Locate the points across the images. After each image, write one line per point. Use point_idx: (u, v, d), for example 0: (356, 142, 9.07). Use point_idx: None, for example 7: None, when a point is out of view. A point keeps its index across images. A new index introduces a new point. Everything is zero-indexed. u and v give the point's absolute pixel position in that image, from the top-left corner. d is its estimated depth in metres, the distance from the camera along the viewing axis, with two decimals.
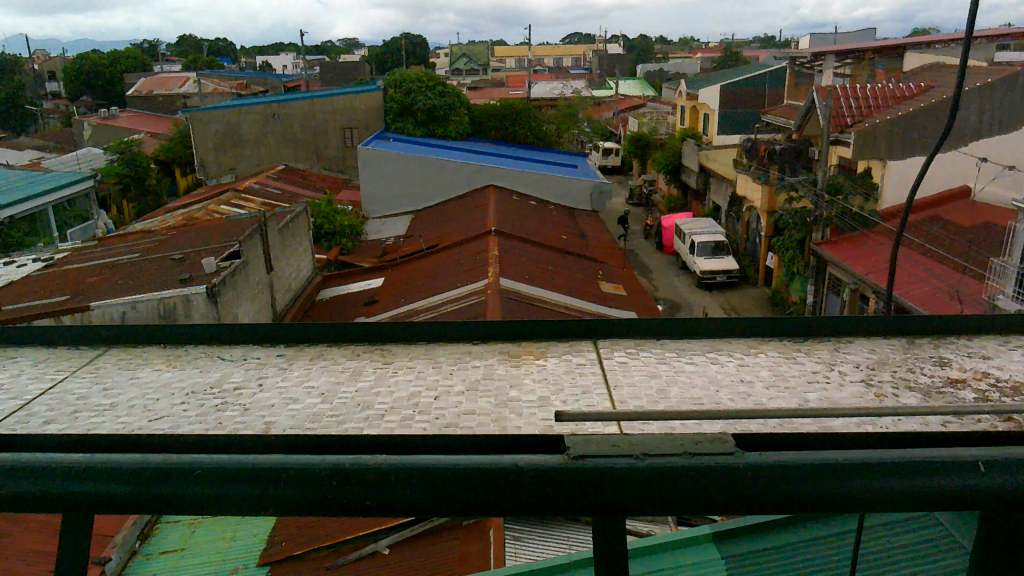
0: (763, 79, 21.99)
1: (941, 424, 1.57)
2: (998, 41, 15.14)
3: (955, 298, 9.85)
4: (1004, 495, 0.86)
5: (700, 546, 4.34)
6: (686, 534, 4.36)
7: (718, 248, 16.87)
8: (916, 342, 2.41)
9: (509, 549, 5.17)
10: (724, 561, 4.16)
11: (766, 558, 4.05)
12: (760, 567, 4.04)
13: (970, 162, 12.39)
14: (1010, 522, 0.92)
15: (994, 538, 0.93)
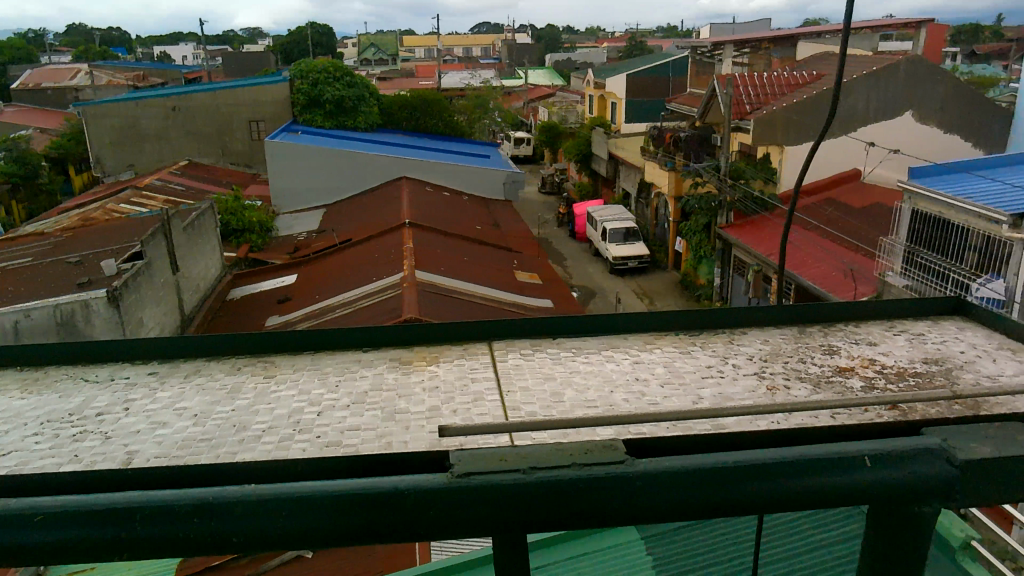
0: (667, 68, 22.39)
1: (832, 416, 1.60)
2: (882, 30, 15.97)
3: (849, 276, 10.30)
4: (898, 489, 0.84)
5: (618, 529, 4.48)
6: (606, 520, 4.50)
7: (630, 235, 17.14)
8: (807, 331, 2.48)
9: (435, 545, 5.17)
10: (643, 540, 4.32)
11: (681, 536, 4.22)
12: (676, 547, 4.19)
13: (859, 146, 13.17)
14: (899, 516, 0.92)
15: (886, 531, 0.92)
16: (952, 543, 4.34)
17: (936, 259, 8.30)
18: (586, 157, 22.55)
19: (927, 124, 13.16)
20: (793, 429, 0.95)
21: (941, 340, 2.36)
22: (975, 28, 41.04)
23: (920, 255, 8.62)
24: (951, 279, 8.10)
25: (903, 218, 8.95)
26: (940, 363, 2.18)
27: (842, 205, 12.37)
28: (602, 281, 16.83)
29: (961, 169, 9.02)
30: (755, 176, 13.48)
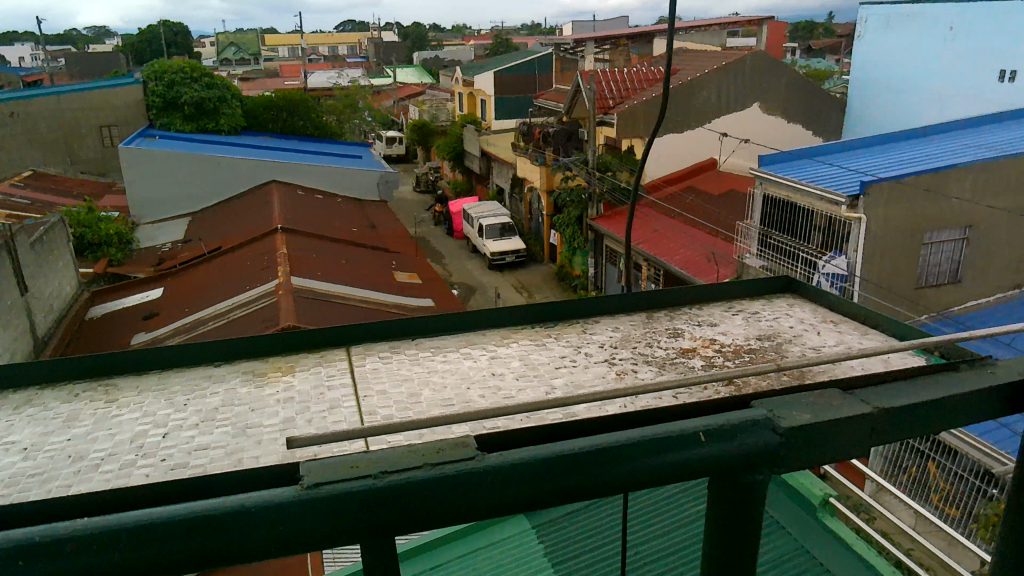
0: (533, 65, 22.79)
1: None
2: (729, 28, 16.93)
3: (712, 259, 10.85)
4: (729, 460, 0.90)
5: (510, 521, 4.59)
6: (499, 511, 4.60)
7: (506, 230, 17.34)
8: (655, 315, 2.61)
9: (327, 553, 5.11)
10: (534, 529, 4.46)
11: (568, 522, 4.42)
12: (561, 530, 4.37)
13: (714, 137, 13.94)
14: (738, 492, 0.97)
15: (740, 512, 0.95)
16: (812, 501, 4.66)
17: (786, 240, 8.90)
18: (459, 154, 22.58)
19: (773, 115, 14.15)
20: (639, 411, 0.99)
21: (773, 317, 2.57)
22: (810, 25, 44.38)
23: (773, 237, 9.22)
24: (801, 258, 8.69)
25: (756, 203, 9.46)
26: (771, 338, 2.37)
27: (701, 193, 13.02)
28: (480, 277, 16.93)
29: (804, 156, 9.66)
30: (620, 168, 13.83)
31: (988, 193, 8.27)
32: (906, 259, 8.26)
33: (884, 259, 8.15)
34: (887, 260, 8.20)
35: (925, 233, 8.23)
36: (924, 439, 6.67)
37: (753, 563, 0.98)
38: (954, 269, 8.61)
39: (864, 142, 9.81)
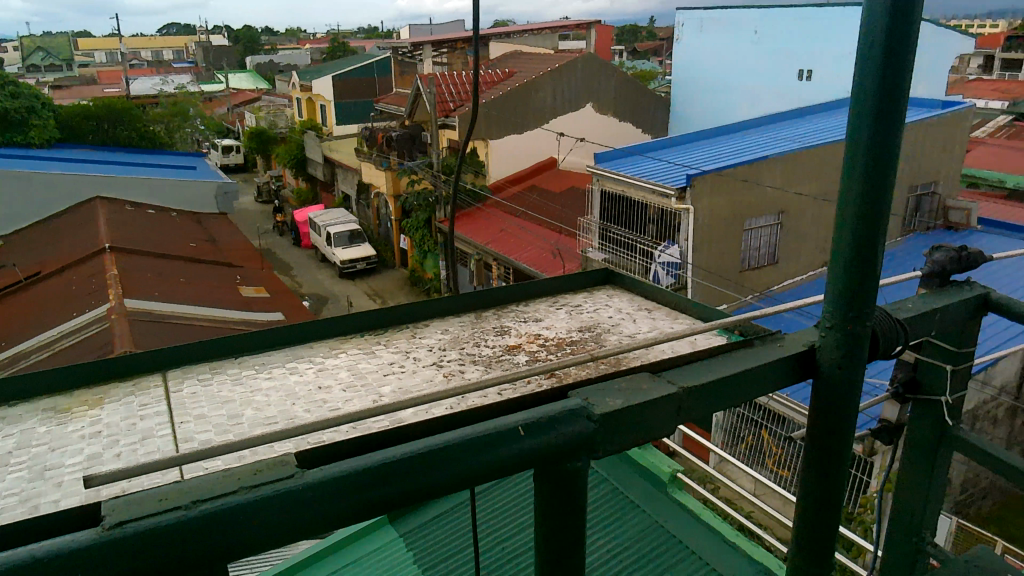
0: (372, 69, 22.48)
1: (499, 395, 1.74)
2: (561, 30, 17.49)
3: (558, 255, 11.21)
4: (537, 453, 0.98)
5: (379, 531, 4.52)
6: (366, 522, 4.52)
7: (354, 237, 17.00)
8: (483, 315, 2.67)
9: None
10: (402, 537, 4.41)
11: (436, 527, 4.40)
12: (430, 535, 4.35)
13: (552, 137, 14.38)
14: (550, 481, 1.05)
15: (556, 500, 1.02)
16: (661, 477, 5.00)
17: (625, 233, 9.39)
18: (300, 162, 21.83)
19: (604, 114, 14.82)
20: (453, 415, 1.05)
21: (594, 309, 2.69)
22: (634, 29, 46.69)
23: (612, 230, 9.64)
24: (638, 249, 9.25)
25: (594, 198, 9.86)
26: (591, 329, 2.48)
27: (543, 192, 13.38)
28: (331, 286, 16.48)
29: (635, 152, 10.17)
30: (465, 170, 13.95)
31: (794, 181, 9.10)
32: (729, 243, 8.90)
33: (711, 244, 8.73)
34: (713, 247, 8.77)
35: (744, 219, 8.89)
36: (756, 409, 7.20)
37: (567, 544, 1.05)
38: (771, 251, 9.36)
39: (687, 138, 10.47)
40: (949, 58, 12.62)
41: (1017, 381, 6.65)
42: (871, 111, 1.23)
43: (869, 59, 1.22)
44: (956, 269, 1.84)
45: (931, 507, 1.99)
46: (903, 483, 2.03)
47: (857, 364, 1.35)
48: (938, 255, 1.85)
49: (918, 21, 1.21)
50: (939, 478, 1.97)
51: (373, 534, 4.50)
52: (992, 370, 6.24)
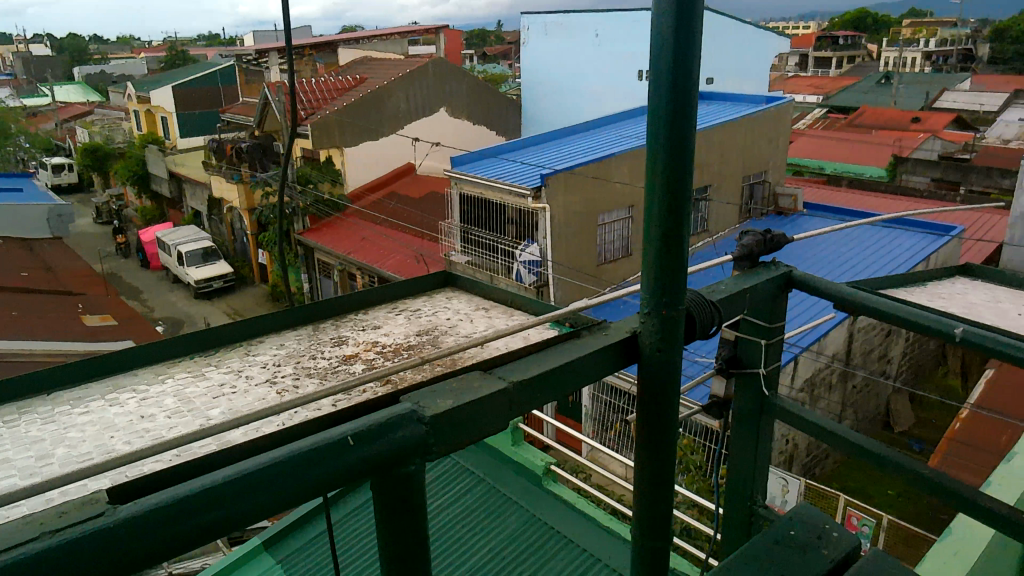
0: (215, 78, 21.41)
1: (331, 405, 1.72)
2: (410, 35, 17.41)
3: (420, 260, 11.18)
4: (370, 461, 1.07)
5: (254, 561, 4.33)
6: (240, 552, 4.32)
7: (208, 255, 16.13)
8: (321, 327, 2.63)
9: None
10: (280, 563, 4.24)
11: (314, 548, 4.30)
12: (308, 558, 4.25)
13: (407, 143, 14.28)
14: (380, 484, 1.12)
15: (386, 499, 1.12)
16: (536, 471, 5.04)
17: (485, 234, 9.52)
18: (143, 178, 20.46)
19: (458, 118, 14.93)
20: (286, 431, 1.14)
21: (432, 311, 2.71)
22: (483, 33, 47.19)
23: (473, 233, 9.73)
24: (500, 250, 9.42)
25: (453, 202, 9.90)
26: (429, 332, 2.50)
27: (402, 198, 13.28)
28: (186, 308, 15.57)
29: (490, 154, 10.29)
30: (321, 179, 13.53)
31: (639, 176, 9.55)
32: (585, 239, 9.20)
33: (568, 241, 8.98)
34: (570, 243, 9.02)
35: (597, 214, 9.21)
36: (621, 396, 7.50)
37: (396, 540, 1.14)
38: (624, 244, 9.76)
39: (539, 138, 10.72)
40: (768, 56, 13.70)
41: (845, 347, 7.30)
42: (667, 109, 1.31)
43: (661, 62, 1.31)
44: (763, 251, 2.00)
45: (759, 472, 2.16)
46: (733, 453, 2.19)
47: (674, 345, 1.45)
48: (747, 238, 2.00)
49: (700, 25, 1.31)
50: (764, 443, 2.14)
51: (247, 564, 4.30)
52: (823, 340, 6.83)
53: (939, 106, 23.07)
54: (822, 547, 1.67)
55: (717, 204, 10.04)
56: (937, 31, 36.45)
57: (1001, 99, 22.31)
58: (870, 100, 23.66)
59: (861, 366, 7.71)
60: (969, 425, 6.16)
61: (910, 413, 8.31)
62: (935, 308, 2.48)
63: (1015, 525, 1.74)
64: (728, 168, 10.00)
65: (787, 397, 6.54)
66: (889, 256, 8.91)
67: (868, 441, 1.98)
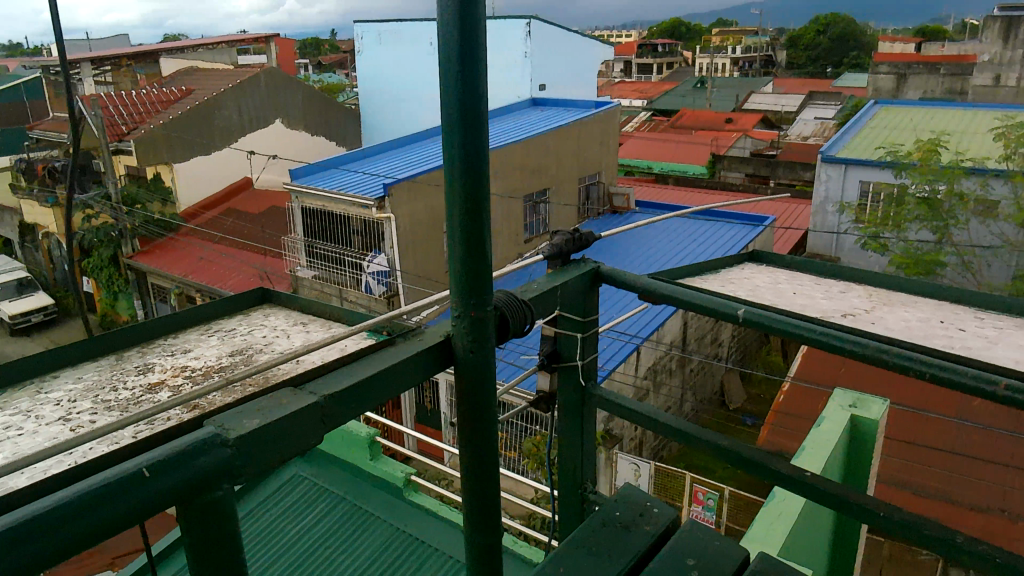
0: (18, 92, 19.46)
1: (127, 437, 1.62)
2: (237, 43, 16.69)
3: (264, 276, 10.79)
4: (176, 489, 1.08)
5: None
6: None
7: (23, 286, 14.63)
8: (123, 356, 2.47)
9: None
10: None
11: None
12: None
13: (242, 157, 13.63)
14: (191, 512, 1.13)
15: (197, 526, 1.13)
16: (396, 483, 4.96)
17: (330, 247, 9.30)
18: None
19: (295, 130, 14.50)
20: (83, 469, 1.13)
21: (247, 331, 2.63)
22: (316, 41, 46.02)
23: (318, 247, 9.46)
24: (347, 262, 9.22)
25: (294, 217, 9.56)
26: (243, 352, 2.43)
27: (240, 214, 12.69)
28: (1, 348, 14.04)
29: (330, 165, 10.05)
30: (150, 199, 12.45)
31: None
32: (431, 246, 9.22)
33: (415, 249, 8.96)
34: (417, 252, 9.01)
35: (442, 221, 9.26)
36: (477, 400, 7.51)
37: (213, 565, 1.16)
38: None
39: (380, 147, 10.61)
40: (594, 63, 14.39)
41: (681, 335, 7.77)
42: (459, 120, 1.37)
43: (450, 72, 1.36)
44: (574, 249, 2.10)
45: (588, 460, 2.27)
46: (562, 445, 2.29)
47: (485, 344, 1.52)
48: (558, 237, 2.09)
49: (484, 38, 1.38)
50: (589, 431, 2.25)
51: None
52: (660, 330, 7.25)
53: (747, 108, 25.19)
54: (644, 524, 1.78)
55: (556, 206, 10.39)
56: (741, 39, 39.76)
57: (798, 100, 24.68)
58: (689, 103, 25.41)
59: (696, 351, 8.24)
60: (791, 396, 6.74)
61: (741, 391, 8.98)
62: (736, 293, 2.69)
63: (802, 483, 1.89)
64: (565, 170, 10.37)
65: (632, 386, 6.87)
66: (713, 246, 9.60)
67: (678, 419, 2.13)
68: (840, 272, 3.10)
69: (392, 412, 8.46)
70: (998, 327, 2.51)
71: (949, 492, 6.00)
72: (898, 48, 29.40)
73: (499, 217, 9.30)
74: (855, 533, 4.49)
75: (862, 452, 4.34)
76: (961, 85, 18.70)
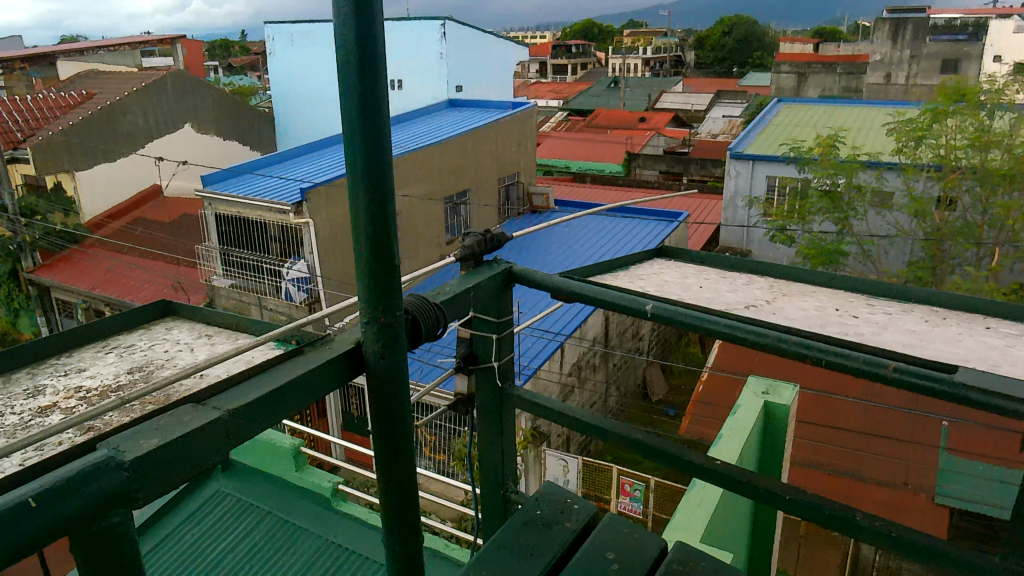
0: None
1: (14, 465, 1.54)
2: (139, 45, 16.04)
3: (177, 287, 10.39)
4: (68, 518, 1.06)
5: None
6: None
7: None
8: (12, 379, 2.34)
9: None
10: None
11: None
12: None
13: (150, 163, 13.08)
14: (84, 540, 1.11)
15: (92, 554, 1.11)
16: (323, 494, 4.86)
17: (247, 255, 9.05)
18: None
19: (206, 134, 14.02)
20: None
21: (148, 346, 2.53)
22: (225, 43, 44.69)
23: (234, 254, 9.18)
24: (265, 269, 8.98)
25: (208, 225, 9.24)
26: (142, 369, 2.34)
27: (150, 223, 12.17)
28: None
29: (243, 171, 9.74)
30: (51, 210, 11.77)
31: None
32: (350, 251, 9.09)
33: (335, 255, 8.81)
34: (337, 257, 8.86)
35: None
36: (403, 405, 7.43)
37: None
38: None
39: (295, 151, 10.38)
40: (510, 64, 14.52)
41: (603, 331, 7.91)
42: (360, 126, 1.37)
43: (348, 76, 1.36)
44: (485, 250, 2.12)
45: (508, 459, 2.29)
46: (482, 445, 2.30)
47: (396, 350, 1.51)
48: (469, 239, 2.10)
49: (381, 43, 1.38)
50: (508, 431, 2.27)
51: None
52: (583, 327, 7.37)
53: (659, 107, 25.86)
54: (566, 521, 1.81)
55: (476, 207, 10.40)
56: (651, 39, 40.82)
57: (707, 99, 25.54)
58: (603, 103, 25.89)
59: (618, 346, 8.41)
60: (710, 386, 6.98)
61: (662, 383, 9.23)
62: (646, 289, 2.77)
63: (715, 472, 1.95)
64: (484, 171, 10.42)
65: (558, 383, 6.95)
66: (631, 242, 9.85)
67: (595, 416, 2.16)
68: (743, 264, 3.23)
69: (317, 420, 8.28)
70: (887, 312, 2.67)
71: (860, 471, 6.34)
72: (797, 48, 30.79)
73: (421, 219, 9.25)
74: (771, 518, 4.67)
75: (776, 437, 4.52)
76: (856, 83, 19.73)
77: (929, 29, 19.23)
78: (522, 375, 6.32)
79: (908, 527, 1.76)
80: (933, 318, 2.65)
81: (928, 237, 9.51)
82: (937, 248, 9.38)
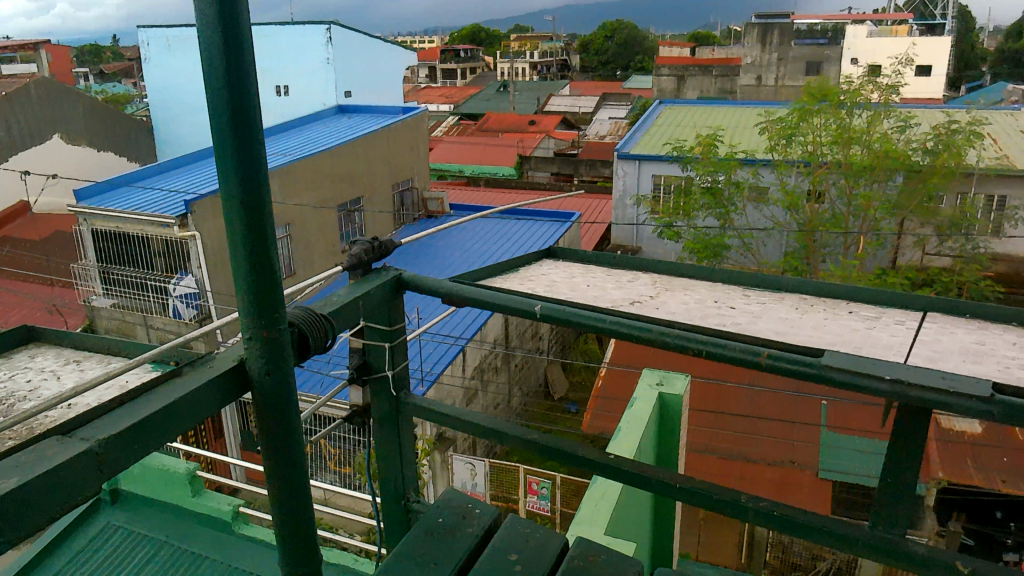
0: None
1: None
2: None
3: (54, 310, 9.72)
4: None
5: None
6: None
7: None
8: None
9: None
10: None
11: None
12: None
13: (15, 177, 12.10)
14: None
15: None
16: (223, 518, 4.73)
17: (128, 272, 8.57)
18: None
19: (77, 144, 13.15)
20: None
21: (8, 376, 2.37)
22: (94, 49, 42.18)
23: (114, 272, 8.68)
24: (149, 286, 8.52)
25: (83, 242, 8.68)
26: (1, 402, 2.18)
27: (18, 243, 11.22)
28: None
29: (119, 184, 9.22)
30: None
31: None
32: None
33: (223, 268, 8.49)
34: (226, 270, 8.55)
35: None
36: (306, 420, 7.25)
37: None
38: None
39: (176, 162, 9.92)
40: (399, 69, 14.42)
41: (503, 332, 7.99)
42: (230, 137, 1.33)
43: (215, 84, 1.32)
44: (373, 258, 2.10)
45: (407, 468, 2.29)
46: (381, 455, 2.28)
47: (281, 365, 1.48)
48: (356, 247, 2.08)
49: (250, 50, 1.35)
50: (406, 440, 2.26)
51: None
52: (483, 329, 7.43)
53: (549, 110, 26.33)
54: (467, 526, 1.82)
55: (370, 213, 10.25)
56: (538, 42, 41.45)
57: (594, 101, 26.18)
58: (494, 106, 26.09)
59: (518, 347, 8.51)
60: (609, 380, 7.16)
61: (563, 381, 9.42)
62: (536, 291, 2.83)
63: (610, 465, 2.01)
64: (377, 177, 10.30)
65: (461, 387, 6.95)
66: (526, 243, 9.99)
67: (492, 418, 2.18)
68: (629, 262, 3.35)
69: (214, 442, 7.94)
70: (761, 301, 2.83)
71: (753, 454, 6.66)
72: (676, 52, 32.00)
73: (314, 228, 9.03)
74: (671, 506, 4.85)
75: (670, 426, 4.70)
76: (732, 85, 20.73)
77: (795, 34, 20.44)
78: (424, 382, 6.29)
79: (789, 505, 1.86)
80: (802, 305, 2.82)
81: (802, 228, 10.15)
82: (810, 238, 9.99)
